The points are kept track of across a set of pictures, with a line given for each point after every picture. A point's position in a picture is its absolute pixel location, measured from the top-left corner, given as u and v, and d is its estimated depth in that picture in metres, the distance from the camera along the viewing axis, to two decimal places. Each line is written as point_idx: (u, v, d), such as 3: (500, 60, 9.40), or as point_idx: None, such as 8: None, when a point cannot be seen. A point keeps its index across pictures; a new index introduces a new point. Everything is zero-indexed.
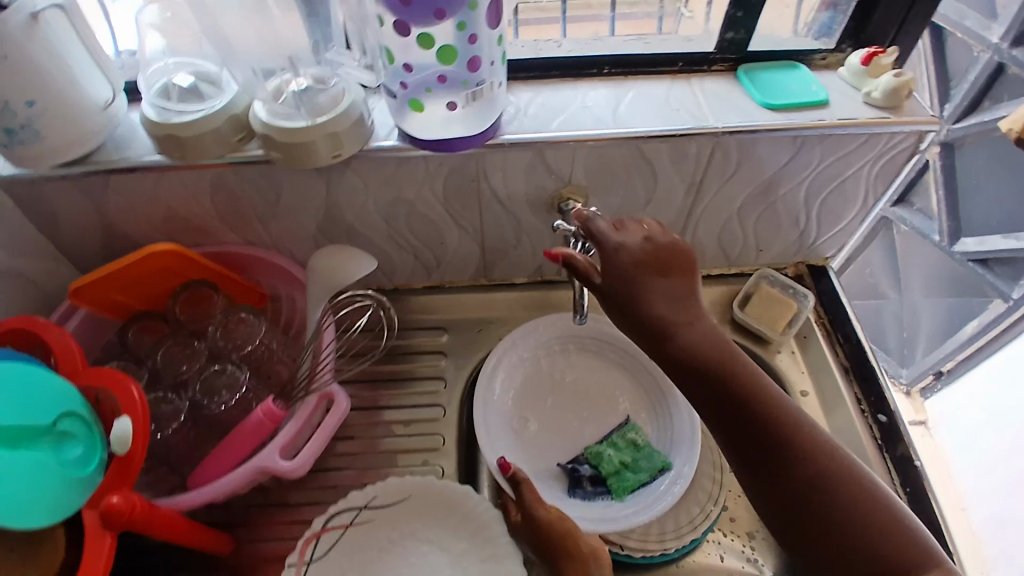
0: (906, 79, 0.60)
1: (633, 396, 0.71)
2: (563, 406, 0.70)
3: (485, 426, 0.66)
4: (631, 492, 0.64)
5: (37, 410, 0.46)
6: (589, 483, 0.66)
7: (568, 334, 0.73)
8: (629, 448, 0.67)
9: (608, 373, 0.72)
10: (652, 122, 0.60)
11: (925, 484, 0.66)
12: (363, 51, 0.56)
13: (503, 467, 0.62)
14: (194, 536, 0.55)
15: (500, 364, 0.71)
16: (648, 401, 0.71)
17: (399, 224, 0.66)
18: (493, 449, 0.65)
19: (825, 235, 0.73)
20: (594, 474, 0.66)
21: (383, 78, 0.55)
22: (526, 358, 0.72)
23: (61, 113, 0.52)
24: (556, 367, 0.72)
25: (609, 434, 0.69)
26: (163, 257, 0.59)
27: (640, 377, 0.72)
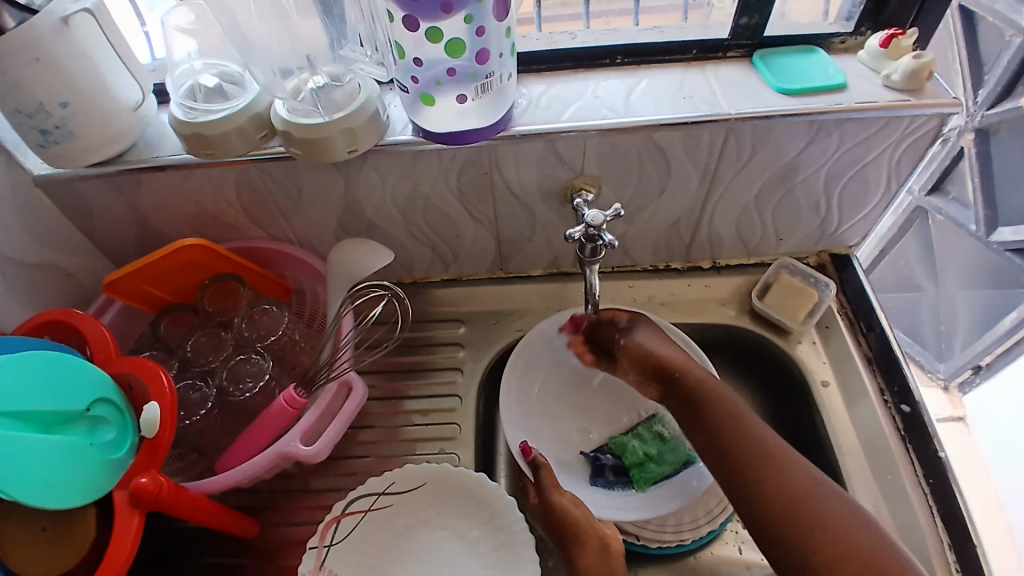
0: (926, 60, 0.59)
1: None
2: (575, 400, 0.72)
3: (505, 412, 0.67)
4: (652, 484, 0.65)
5: (73, 395, 0.49)
6: (610, 473, 0.67)
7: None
8: (654, 440, 0.68)
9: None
10: (664, 110, 0.59)
11: (950, 476, 0.64)
12: (374, 47, 0.56)
13: (525, 450, 0.64)
14: (219, 519, 0.57)
15: (525, 357, 0.70)
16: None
17: (415, 218, 0.67)
18: (513, 433, 0.66)
19: (848, 223, 0.72)
20: (615, 463, 0.68)
21: (394, 73, 0.55)
22: (547, 356, 0.72)
23: (94, 114, 0.54)
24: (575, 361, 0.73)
25: (635, 426, 0.70)
26: (191, 251, 0.62)
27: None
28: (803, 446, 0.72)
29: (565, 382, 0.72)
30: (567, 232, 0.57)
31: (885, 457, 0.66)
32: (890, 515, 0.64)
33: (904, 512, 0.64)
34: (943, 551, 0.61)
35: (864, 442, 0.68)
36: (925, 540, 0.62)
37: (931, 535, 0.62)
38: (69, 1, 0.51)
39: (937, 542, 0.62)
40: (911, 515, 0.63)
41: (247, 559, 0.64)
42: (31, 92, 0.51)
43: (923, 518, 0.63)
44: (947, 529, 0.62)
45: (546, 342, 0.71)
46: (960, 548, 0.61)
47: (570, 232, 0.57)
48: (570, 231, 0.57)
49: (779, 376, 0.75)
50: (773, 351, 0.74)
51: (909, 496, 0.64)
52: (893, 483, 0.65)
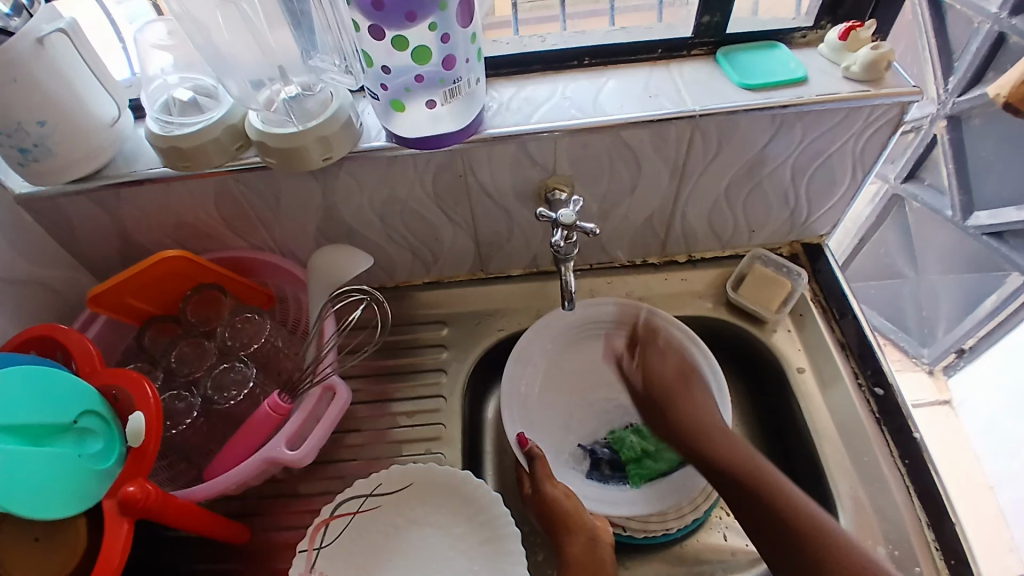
0: (884, 51, 0.60)
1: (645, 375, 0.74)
2: (559, 393, 0.73)
3: (506, 409, 0.68)
4: (646, 480, 0.68)
5: (60, 407, 0.50)
6: (606, 467, 0.70)
7: (592, 321, 0.74)
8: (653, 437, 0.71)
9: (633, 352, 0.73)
10: (631, 109, 0.61)
11: (925, 455, 0.66)
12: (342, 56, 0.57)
13: (521, 441, 0.66)
14: (207, 525, 0.58)
15: (528, 356, 0.72)
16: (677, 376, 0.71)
17: (394, 222, 0.68)
18: (510, 424, 0.67)
19: (818, 213, 0.74)
20: (612, 457, 0.71)
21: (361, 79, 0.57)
22: (549, 348, 0.73)
23: (74, 131, 0.55)
24: (565, 355, 0.74)
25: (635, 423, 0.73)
26: (172, 262, 0.63)
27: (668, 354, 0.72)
28: (784, 430, 0.73)
29: (555, 378, 0.73)
30: (538, 212, 0.60)
31: (860, 440, 0.68)
32: (868, 497, 0.65)
33: (882, 493, 0.65)
34: (921, 528, 0.63)
35: (841, 425, 0.69)
36: (902, 515, 0.64)
37: (908, 513, 0.64)
38: (44, 22, 0.52)
39: (916, 522, 0.63)
40: (888, 495, 0.65)
41: (238, 564, 0.64)
42: (10, 112, 0.52)
43: (899, 497, 0.64)
44: (924, 506, 0.64)
45: (545, 337, 0.73)
46: (937, 523, 0.63)
47: (538, 212, 0.60)
48: (540, 210, 0.60)
49: (759, 366, 0.76)
50: (751, 340, 0.76)
51: (886, 478, 0.65)
52: (869, 464, 0.66)
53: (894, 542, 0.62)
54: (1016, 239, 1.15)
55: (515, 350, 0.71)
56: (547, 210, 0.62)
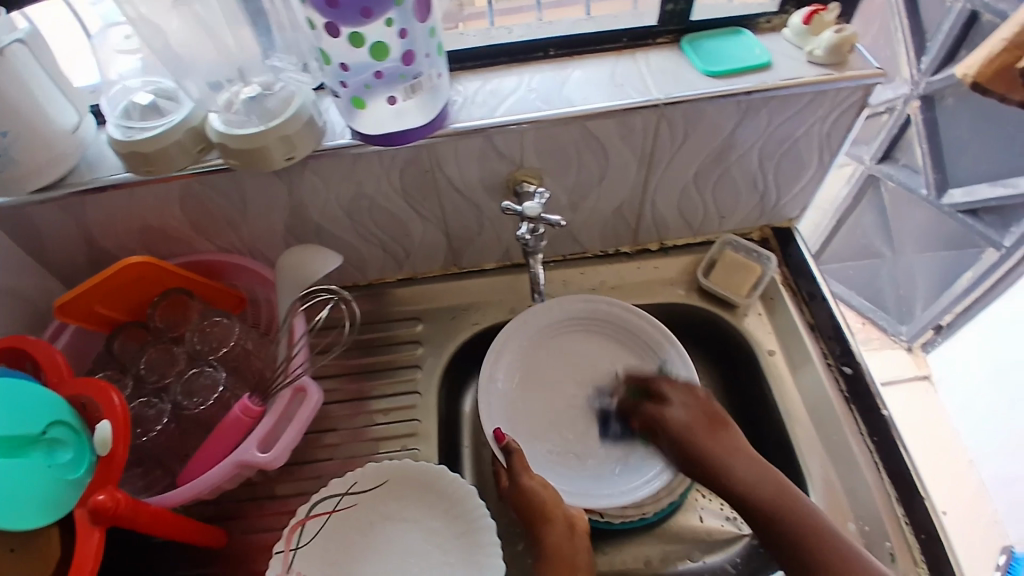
0: (847, 34, 0.60)
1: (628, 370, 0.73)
2: (539, 392, 0.73)
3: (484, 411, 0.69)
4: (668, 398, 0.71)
5: (27, 419, 0.50)
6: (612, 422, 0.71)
7: (562, 317, 0.75)
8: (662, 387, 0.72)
9: (599, 347, 0.75)
10: (597, 100, 0.61)
11: (892, 433, 0.67)
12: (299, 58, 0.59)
13: (497, 437, 0.66)
14: (182, 529, 0.58)
15: (500, 360, 0.72)
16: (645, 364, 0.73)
17: (363, 219, 0.68)
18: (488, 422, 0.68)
19: (786, 197, 0.74)
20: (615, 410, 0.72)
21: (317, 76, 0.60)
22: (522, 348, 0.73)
23: (34, 139, 0.54)
24: (541, 353, 0.74)
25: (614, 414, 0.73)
26: (139, 268, 0.62)
27: (633, 345, 0.74)
28: (757, 413, 0.75)
29: (532, 377, 0.73)
30: (504, 205, 0.60)
31: (829, 420, 0.69)
32: (838, 476, 0.67)
33: (852, 473, 0.67)
34: (890, 504, 0.64)
35: (811, 406, 0.71)
36: (871, 493, 0.65)
37: (878, 492, 0.65)
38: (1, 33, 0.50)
39: (885, 498, 0.64)
40: (857, 473, 0.66)
41: (219, 566, 0.65)
42: None
43: (868, 474, 0.66)
44: (893, 482, 0.65)
45: (518, 337, 0.73)
46: (907, 501, 0.64)
47: (503, 206, 0.60)
48: (505, 203, 0.60)
49: (731, 351, 0.78)
50: (723, 325, 0.77)
51: (855, 456, 0.67)
52: (838, 443, 0.68)
53: (863, 520, 0.65)
54: (992, 216, 1.18)
55: (495, 344, 0.72)
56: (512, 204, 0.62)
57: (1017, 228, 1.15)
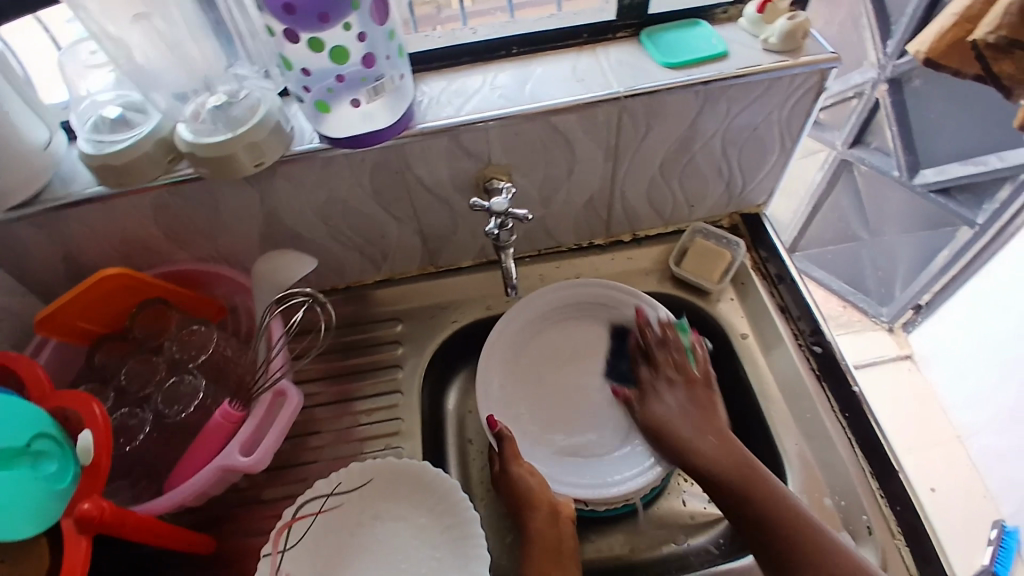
0: (800, 20, 0.62)
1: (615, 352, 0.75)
2: (530, 386, 0.73)
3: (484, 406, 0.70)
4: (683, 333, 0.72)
5: (13, 432, 0.50)
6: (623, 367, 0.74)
7: (557, 303, 0.76)
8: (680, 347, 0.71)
9: (588, 332, 0.76)
10: (559, 95, 0.62)
11: (864, 408, 0.68)
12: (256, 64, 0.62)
13: (491, 424, 0.68)
14: (171, 535, 0.58)
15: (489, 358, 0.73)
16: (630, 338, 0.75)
17: (337, 223, 0.69)
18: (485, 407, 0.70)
19: (753, 183, 0.76)
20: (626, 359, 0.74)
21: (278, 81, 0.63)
22: (509, 346, 0.74)
23: (6, 158, 0.55)
24: (528, 348, 0.75)
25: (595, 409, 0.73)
26: (114, 281, 0.63)
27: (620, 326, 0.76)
28: (734, 396, 0.76)
29: (521, 372, 0.74)
30: (472, 202, 0.61)
31: (803, 399, 0.71)
32: (814, 453, 0.69)
33: (826, 449, 0.68)
34: (866, 479, 0.65)
35: (786, 387, 0.72)
36: (847, 469, 0.66)
37: (854, 468, 0.66)
38: None
39: (861, 473, 0.66)
40: (832, 449, 0.68)
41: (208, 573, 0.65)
42: None
43: (843, 450, 0.67)
44: (868, 459, 0.66)
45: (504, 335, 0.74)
46: (882, 476, 0.65)
47: (471, 203, 0.61)
48: (472, 200, 0.61)
49: (707, 337, 0.79)
50: (698, 312, 0.79)
51: (829, 432, 0.68)
52: (811, 422, 0.70)
53: (840, 495, 0.66)
54: (965, 194, 1.20)
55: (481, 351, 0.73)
56: (480, 201, 0.63)
57: (989, 205, 1.18)
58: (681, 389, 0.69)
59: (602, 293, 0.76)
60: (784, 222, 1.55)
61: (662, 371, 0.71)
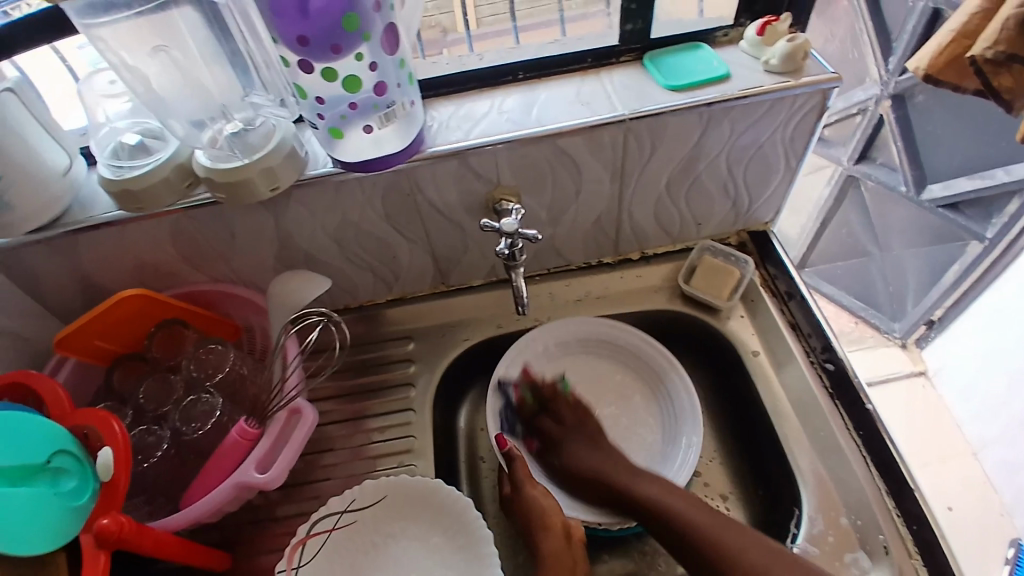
0: (799, 42, 0.63)
1: (623, 382, 0.78)
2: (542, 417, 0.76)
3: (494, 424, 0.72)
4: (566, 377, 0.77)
5: (33, 449, 0.51)
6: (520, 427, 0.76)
7: (569, 338, 0.78)
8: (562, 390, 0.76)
9: (597, 363, 0.78)
10: (566, 118, 0.63)
11: (878, 426, 0.68)
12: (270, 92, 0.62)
13: (499, 442, 0.69)
14: (187, 553, 0.59)
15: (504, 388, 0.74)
16: (635, 373, 0.77)
17: (350, 244, 0.70)
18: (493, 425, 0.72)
19: (759, 200, 0.77)
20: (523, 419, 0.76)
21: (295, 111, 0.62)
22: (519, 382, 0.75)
23: (28, 183, 0.57)
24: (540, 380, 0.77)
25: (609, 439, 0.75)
26: (132, 301, 0.65)
27: (625, 360, 0.78)
28: (745, 413, 0.76)
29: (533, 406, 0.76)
30: (483, 222, 0.62)
31: (816, 415, 0.71)
32: (828, 470, 0.68)
33: (839, 466, 0.68)
34: (880, 496, 0.65)
35: (798, 404, 0.72)
36: (862, 486, 0.66)
37: (868, 485, 0.66)
38: None
39: (876, 491, 0.65)
40: (846, 466, 0.67)
41: None
42: None
43: (857, 468, 0.67)
44: (882, 476, 0.66)
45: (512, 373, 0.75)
46: (897, 493, 0.65)
47: (481, 224, 0.62)
48: (483, 221, 0.63)
49: (718, 354, 0.80)
50: (707, 329, 0.79)
51: (843, 449, 0.68)
52: (826, 439, 0.69)
53: (855, 513, 0.66)
54: (973, 208, 1.20)
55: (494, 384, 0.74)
56: (490, 222, 0.64)
57: (998, 219, 1.17)
58: (589, 436, 0.72)
59: (610, 329, 0.77)
60: (793, 237, 1.56)
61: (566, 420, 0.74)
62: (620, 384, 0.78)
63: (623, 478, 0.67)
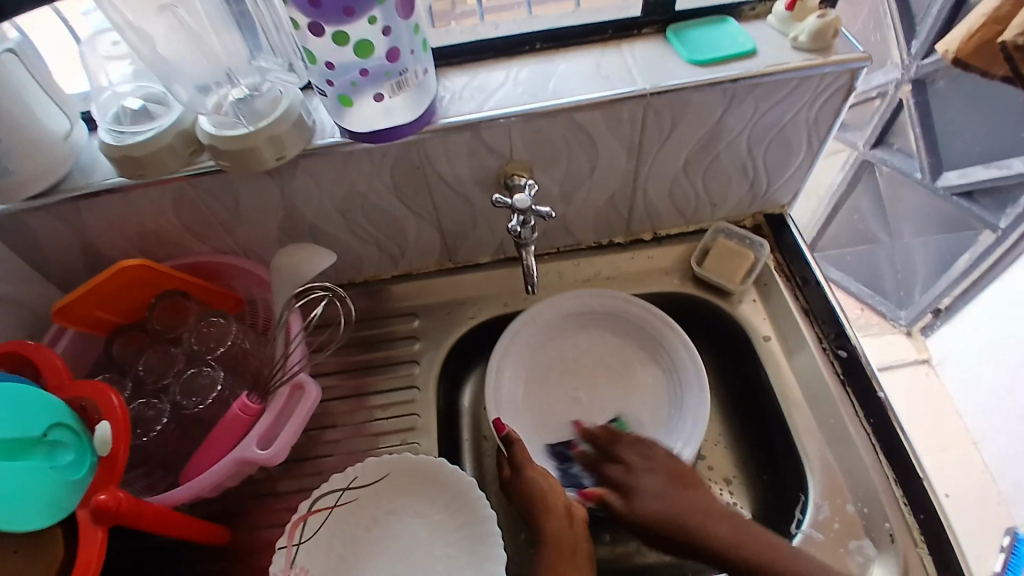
0: (830, 19, 0.60)
1: (634, 358, 0.75)
2: (544, 390, 0.74)
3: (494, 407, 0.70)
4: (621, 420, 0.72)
5: (29, 422, 0.50)
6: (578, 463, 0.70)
7: (575, 311, 0.76)
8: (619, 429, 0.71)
9: (605, 338, 0.77)
10: (584, 91, 0.61)
11: (889, 415, 0.67)
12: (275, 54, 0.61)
13: (497, 428, 0.67)
14: (185, 527, 0.58)
15: (504, 364, 0.73)
16: (644, 349, 0.75)
17: (356, 217, 0.69)
18: (495, 409, 0.70)
19: (777, 183, 0.75)
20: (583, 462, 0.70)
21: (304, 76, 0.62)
22: (520, 354, 0.74)
23: (26, 147, 0.55)
24: (546, 350, 0.76)
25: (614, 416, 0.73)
26: (132, 272, 0.63)
27: (636, 335, 0.76)
28: (754, 399, 0.75)
29: (537, 380, 0.74)
30: (495, 198, 0.60)
31: (826, 403, 0.70)
32: (836, 459, 0.68)
33: (848, 455, 0.67)
34: (888, 485, 0.64)
35: (808, 391, 0.71)
36: (870, 475, 0.65)
37: (877, 474, 0.65)
38: None
39: (883, 480, 0.65)
40: (855, 455, 0.67)
41: (222, 564, 0.65)
42: None
43: (866, 457, 0.66)
44: (891, 465, 0.65)
45: (510, 347, 0.73)
46: (905, 481, 0.64)
47: (494, 199, 0.61)
48: (495, 196, 0.61)
49: (727, 339, 0.78)
50: (718, 313, 0.78)
51: (852, 438, 0.67)
52: (836, 427, 0.68)
53: (862, 501, 0.65)
54: (988, 198, 1.18)
55: (493, 356, 0.73)
56: (502, 198, 0.63)
57: (1013, 209, 1.15)
58: (658, 470, 0.65)
59: (618, 302, 0.75)
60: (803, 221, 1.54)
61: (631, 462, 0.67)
62: (629, 360, 0.75)
63: (695, 513, 0.61)
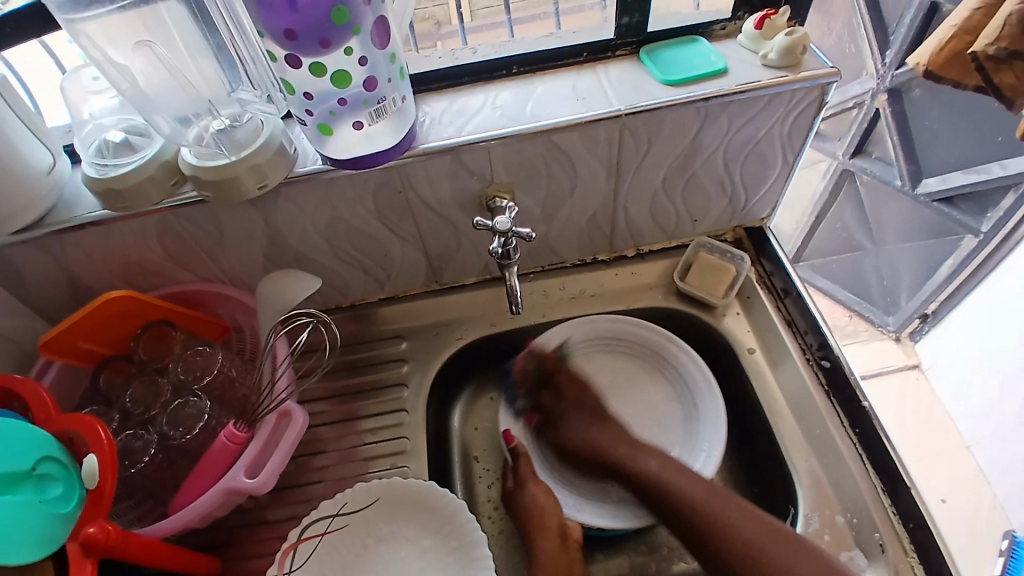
0: (798, 37, 0.62)
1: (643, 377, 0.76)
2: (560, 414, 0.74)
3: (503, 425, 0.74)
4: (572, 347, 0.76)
5: (16, 456, 0.50)
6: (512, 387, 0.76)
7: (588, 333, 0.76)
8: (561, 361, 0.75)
9: (616, 359, 0.77)
10: (561, 113, 0.62)
11: (874, 424, 0.68)
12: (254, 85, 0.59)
13: (507, 438, 0.73)
14: (173, 560, 0.58)
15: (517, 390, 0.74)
16: (653, 369, 0.76)
17: (341, 242, 0.69)
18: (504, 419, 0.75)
19: (754, 197, 0.76)
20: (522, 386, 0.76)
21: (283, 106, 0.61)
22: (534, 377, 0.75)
23: (11, 182, 0.56)
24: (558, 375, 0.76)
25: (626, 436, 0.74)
26: (118, 303, 0.63)
27: (642, 355, 0.76)
28: (742, 410, 0.76)
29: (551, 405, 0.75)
30: (475, 220, 0.61)
31: (812, 414, 0.70)
32: (823, 469, 0.68)
33: (836, 464, 0.67)
34: (876, 494, 0.65)
35: (793, 401, 0.72)
36: (858, 485, 0.65)
37: (864, 483, 0.65)
38: None
39: (872, 490, 0.65)
40: (842, 465, 0.67)
41: None
42: None
43: (853, 467, 0.66)
44: (878, 474, 0.66)
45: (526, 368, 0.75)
46: (892, 491, 0.65)
47: (474, 222, 0.61)
48: (476, 219, 0.61)
49: (714, 352, 0.79)
50: (703, 327, 0.78)
51: (839, 448, 0.68)
52: (822, 437, 0.69)
53: (851, 511, 0.65)
54: (968, 203, 1.20)
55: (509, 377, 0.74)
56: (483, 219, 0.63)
57: (993, 213, 1.17)
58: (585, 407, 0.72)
59: (626, 323, 0.75)
60: (788, 231, 1.56)
61: (567, 394, 0.74)
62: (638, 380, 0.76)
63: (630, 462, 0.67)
